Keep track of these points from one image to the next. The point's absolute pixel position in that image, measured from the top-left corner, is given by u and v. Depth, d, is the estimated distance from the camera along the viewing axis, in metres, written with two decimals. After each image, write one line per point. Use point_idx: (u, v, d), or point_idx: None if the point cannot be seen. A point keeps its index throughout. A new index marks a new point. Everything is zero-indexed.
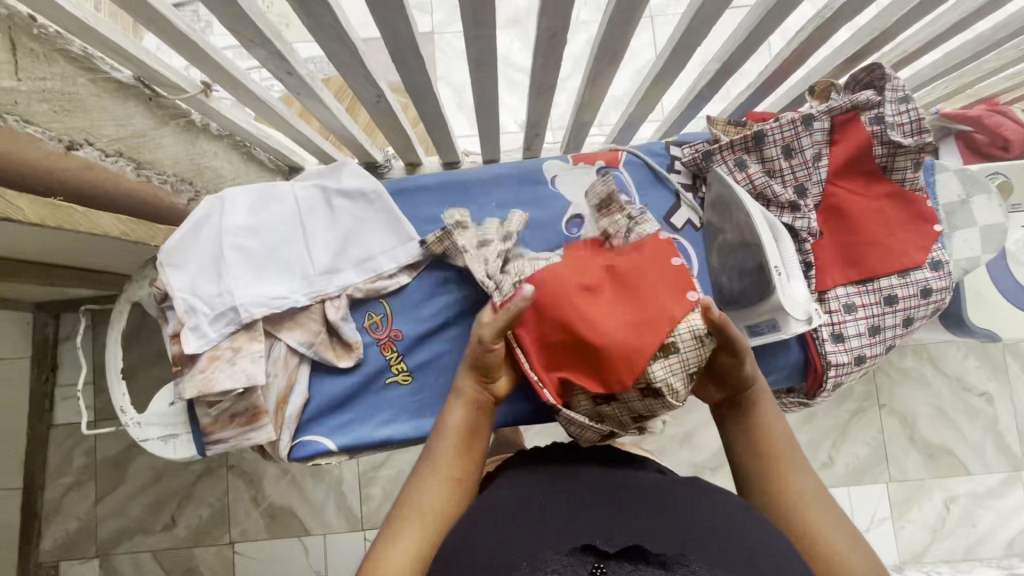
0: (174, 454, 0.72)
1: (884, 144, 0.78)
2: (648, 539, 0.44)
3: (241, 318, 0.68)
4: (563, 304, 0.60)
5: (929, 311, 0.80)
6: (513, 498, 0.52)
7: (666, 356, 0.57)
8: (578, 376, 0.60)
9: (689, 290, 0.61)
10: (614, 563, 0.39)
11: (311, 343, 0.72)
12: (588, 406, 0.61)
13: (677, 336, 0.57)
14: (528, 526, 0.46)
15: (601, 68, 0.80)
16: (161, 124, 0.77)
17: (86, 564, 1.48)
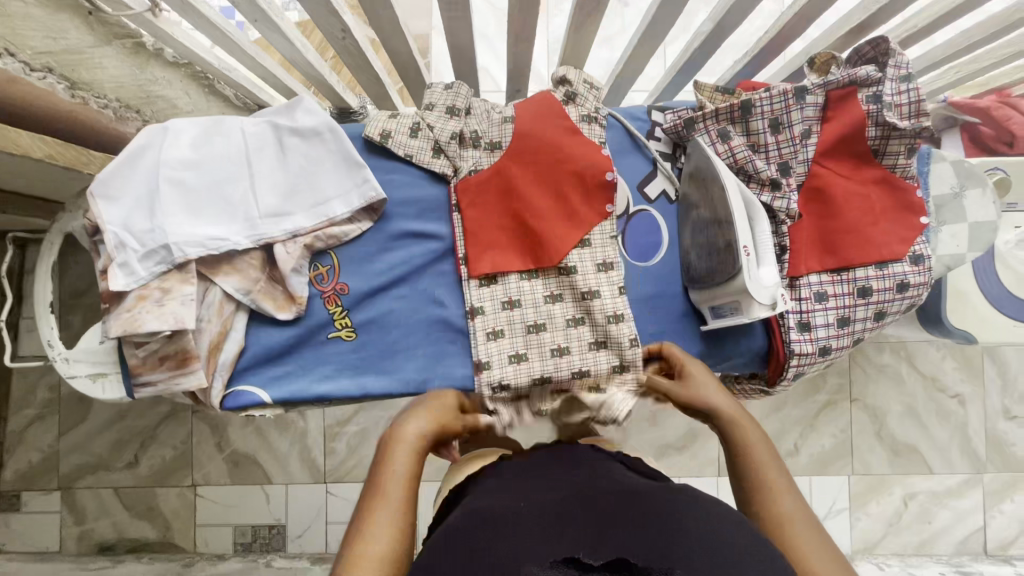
0: (103, 394, 0.69)
1: (878, 126, 0.73)
2: (635, 549, 0.41)
3: (174, 258, 0.64)
4: (519, 190, 0.73)
5: (903, 306, 0.77)
6: (496, 501, 0.48)
7: (583, 246, 0.73)
8: (516, 248, 0.73)
9: (609, 201, 0.74)
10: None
11: (249, 292, 0.68)
12: (517, 276, 0.73)
13: (593, 235, 0.74)
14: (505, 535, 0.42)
15: (584, 18, 0.74)
16: (102, 43, 0.72)
17: (48, 496, 1.49)
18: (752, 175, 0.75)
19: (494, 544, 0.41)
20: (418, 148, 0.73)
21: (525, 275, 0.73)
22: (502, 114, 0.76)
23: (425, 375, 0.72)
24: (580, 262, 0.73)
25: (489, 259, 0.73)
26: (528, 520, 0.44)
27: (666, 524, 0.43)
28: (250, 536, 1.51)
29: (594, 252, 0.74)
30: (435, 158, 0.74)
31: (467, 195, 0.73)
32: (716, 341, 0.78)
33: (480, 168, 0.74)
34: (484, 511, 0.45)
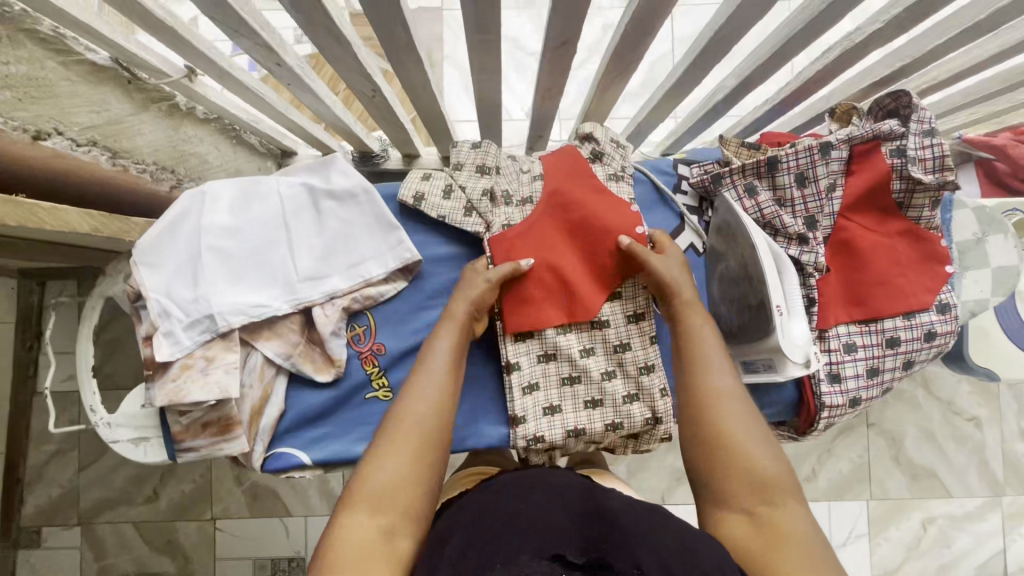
0: (144, 458, 0.70)
1: (903, 179, 0.74)
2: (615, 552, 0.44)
3: (218, 327, 0.65)
4: (549, 247, 0.74)
5: (930, 354, 0.78)
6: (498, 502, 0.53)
7: (616, 298, 0.75)
8: (551, 301, 0.73)
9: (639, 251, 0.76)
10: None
11: (289, 355, 0.69)
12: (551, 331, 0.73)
13: (624, 288, 0.75)
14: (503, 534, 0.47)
15: (611, 79, 0.75)
16: (141, 110, 0.74)
17: (69, 531, 1.49)
18: (779, 229, 0.76)
19: (492, 543, 0.46)
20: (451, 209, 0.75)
21: (560, 330, 0.74)
22: (532, 175, 0.78)
23: (462, 433, 0.75)
24: (611, 315, 0.75)
25: (523, 315, 0.72)
26: (522, 526, 0.48)
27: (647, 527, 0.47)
28: (269, 570, 1.51)
29: (626, 304, 0.76)
30: (467, 218, 0.75)
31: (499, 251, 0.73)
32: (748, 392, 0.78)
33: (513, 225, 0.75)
34: (479, 524, 0.50)
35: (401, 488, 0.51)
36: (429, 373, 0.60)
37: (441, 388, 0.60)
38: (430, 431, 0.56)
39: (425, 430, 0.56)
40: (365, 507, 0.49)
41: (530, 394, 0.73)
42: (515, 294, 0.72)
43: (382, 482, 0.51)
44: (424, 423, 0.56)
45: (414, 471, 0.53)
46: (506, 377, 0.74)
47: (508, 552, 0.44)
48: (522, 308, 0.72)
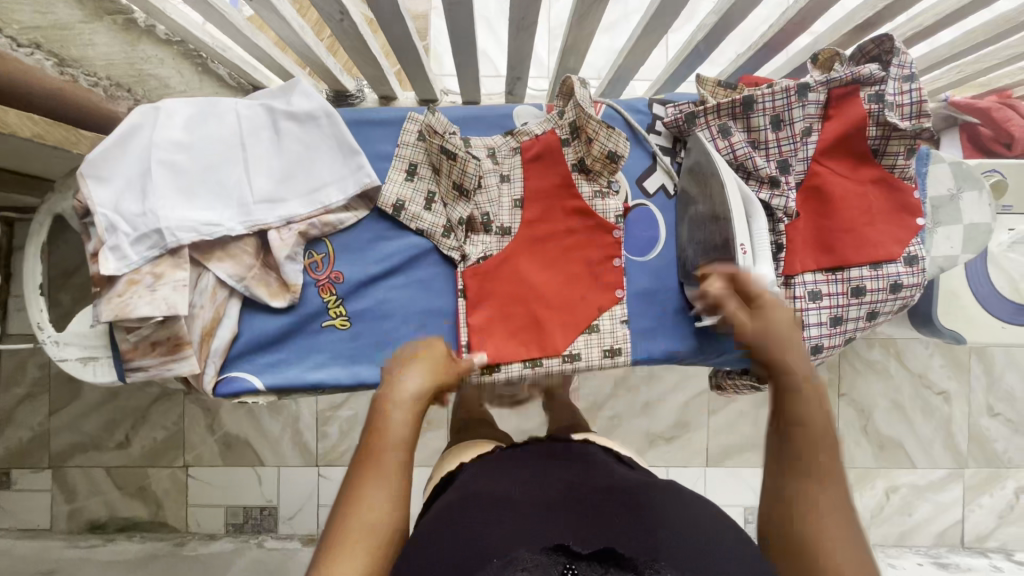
0: (93, 378, 0.69)
1: (879, 125, 0.73)
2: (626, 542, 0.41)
3: (166, 243, 0.63)
4: (522, 282, 0.72)
5: (895, 306, 0.77)
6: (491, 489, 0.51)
7: (589, 333, 0.73)
8: (520, 336, 0.72)
9: (618, 288, 0.74)
10: (584, 564, 0.38)
11: (242, 279, 0.67)
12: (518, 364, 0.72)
13: (600, 322, 0.73)
14: (495, 524, 0.44)
15: (587, 7, 0.72)
16: (92, 18, 0.70)
17: (39, 474, 1.49)
18: (751, 172, 0.75)
19: (492, 534, 0.42)
20: (423, 161, 0.73)
21: (526, 364, 0.72)
22: (510, 145, 0.74)
23: None
24: (584, 349, 0.73)
25: (488, 350, 0.71)
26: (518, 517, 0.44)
27: (650, 527, 0.43)
28: (241, 518, 1.52)
29: (602, 338, 0.73)
30: (427, 210, 0.72)
31: (472, 284, 0.71)
32: (712, 337, 0.78)
33: (490, 254, 0.72)
34: (466, 516, 0.45)
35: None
36: (381, 458, 0.49)
37: (398, 463, 0.49)
38: (392, 523, 0.46)
39: (385, 523, 0.46)
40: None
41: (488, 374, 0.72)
42: (485, 326, 0.71)
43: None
44: (383, 519, 0.46)
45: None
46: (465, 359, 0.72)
47: (503, 546, 0.41)
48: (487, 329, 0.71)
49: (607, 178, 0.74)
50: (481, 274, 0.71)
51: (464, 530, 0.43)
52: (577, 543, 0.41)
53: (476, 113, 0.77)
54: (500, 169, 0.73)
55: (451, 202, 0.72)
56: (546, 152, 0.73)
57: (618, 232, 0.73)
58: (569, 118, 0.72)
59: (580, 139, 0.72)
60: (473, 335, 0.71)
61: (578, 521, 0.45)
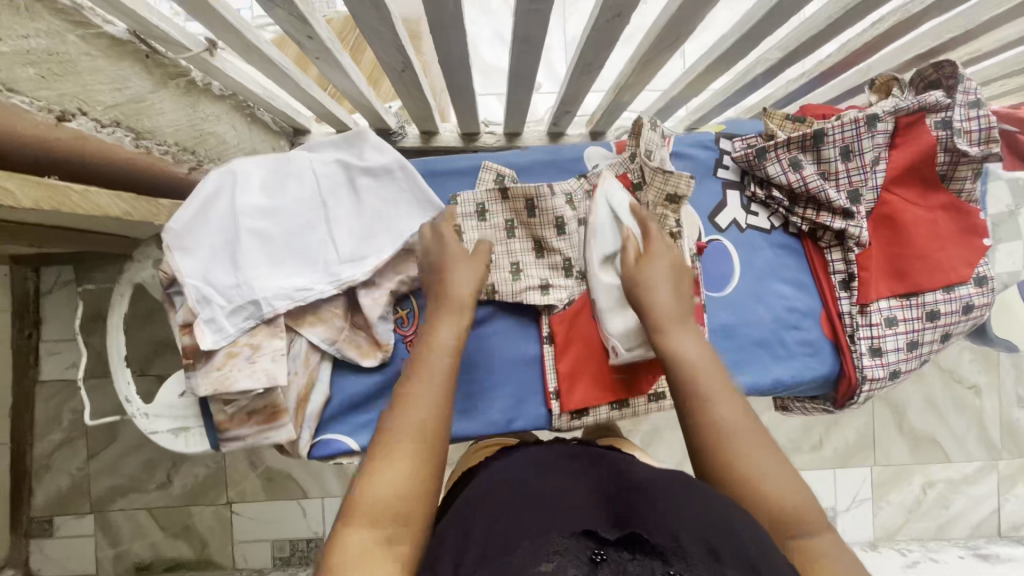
0: (186, 448, 0.68)
1: (948, 152, 0.74)
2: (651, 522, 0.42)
3: (262, 313, 0.63)
4: None
5: (967, 326, 0.79)
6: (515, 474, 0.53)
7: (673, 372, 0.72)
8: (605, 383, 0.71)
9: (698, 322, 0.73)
10: (612, 551, 0.39)
11: (334, 341, 0.67)
12: (606, 409, 0.72)
13: None
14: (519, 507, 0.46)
15: (657, 52, 0.73)
16: (160, 85, 0.70)
17: (81, 519, 1.44)
18: (823, 204, 0.75)
19: (518, 515, 0.44)
20: (497, 214, 0.73)
21: (614, 407, 0.72)
22: (585, 188, 0.73)
23: (510, 415, 0.72)
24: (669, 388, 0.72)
25: (575, 397, 0.71)
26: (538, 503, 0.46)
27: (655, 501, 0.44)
28: (288, 551, 1.50)
29: None
30: (489, 266, 0.71)
31: (557, 329, 0.72)
32: (792, 368, 0.78)
33: (573, 299, 0.72)
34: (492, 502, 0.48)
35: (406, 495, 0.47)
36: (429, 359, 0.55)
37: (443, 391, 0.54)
38: (433, 431, 0.51)
39: (428, 435, 0.51)
40: (362, 522, 0.45)
41: (576, 419, 0.72)
42: (573, 373, 0.71)
43: (382, 497, 0.47)
44: (426, 428, 0.51)
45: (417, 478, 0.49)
46: (552, 406, 0.72)
47: (537, 525, 0.42)
48: (574, 373, 0.71)
49: (674, 220, 0.70)
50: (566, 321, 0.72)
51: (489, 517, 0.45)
52: (607, 528, 0.42)
53: (542, 158, 0.77)
54: (579, 215, 0.72)
55: (528, 255, 0.73)
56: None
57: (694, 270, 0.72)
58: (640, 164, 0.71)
59: (647, 184, 0.70)
60: (562, 382, 0.71)
61: (601, 502, 0.46)
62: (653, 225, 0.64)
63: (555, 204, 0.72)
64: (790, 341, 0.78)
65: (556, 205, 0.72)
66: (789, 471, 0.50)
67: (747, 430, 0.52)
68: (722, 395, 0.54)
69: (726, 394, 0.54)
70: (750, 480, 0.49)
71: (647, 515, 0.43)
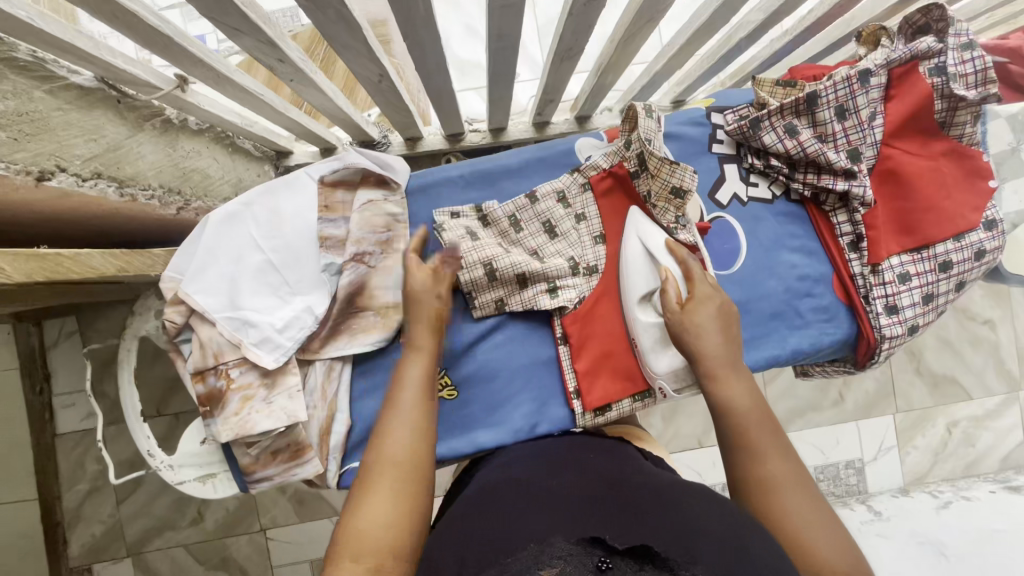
0: (215, 494, 0.68)
1: (945, 98, 0.72)
2: (658, 542, 0.41)
3: (249, 347, 0.61)
4: (615, 321, 0.71)
5: (980, 271, 0.77)
6: (532, 483, 0.54)
7: None
8: (622, 376, 0.71)
9: None
10: (620, 560, 0.38)
11: (352, 343, 0.67)
12: (628, 403, 0.71)
13: None
14: (533, 521, 0.45)
15: (636, 30, 0.71)
16: (135, 130, 0.68)
17: (119, 564, 1.44)
18: (823, 166, 0.73)
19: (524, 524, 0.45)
20: (487, 237, 0.71)
21: (637, 400, 0.71)
22: (578, 184, 0.72)
23: (533, 420, 0.71)
24: None
25: (596, 393, 0.70)
26: (553, 513, 0.46)
27: (664, 527, 0.43)
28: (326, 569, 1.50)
29: None
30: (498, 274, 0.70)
31: (569, 328, 0.71)
32: (810, 334, 0.77)
33: (584, 296, 0.70)
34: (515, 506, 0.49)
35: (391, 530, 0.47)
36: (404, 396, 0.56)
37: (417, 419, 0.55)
38: (412, 462, 0.52)
39: (408, 466, 0.51)
40: (349, 556, 0.45)
41: (600, 416, 0.70)
42: (591, 370, 0.71)
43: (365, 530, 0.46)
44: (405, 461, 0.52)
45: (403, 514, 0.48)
46: (575, 406, 0.71)
47: (540, 533, 0.43)
48: (591, 372, 0.71)
49: (674, 214, 0.68)
50: (578, 323, 0.70)
51: (500, 528, 0.45)
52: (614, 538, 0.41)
53: (534, 155, 0.75)
54: (574, 210, 0.72)
55: (533, 270, 0.69)
56: (617, 186, 0.72)
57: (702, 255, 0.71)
58: (635, 151, 0.69)
59: (648, 173, 0.67)
60: (582, 381, 0.70)
61: (614, 517, 0.46)
62: (695, 267, 0.62)
63: (545, 205, 0.71)
64: (805, 309, 0.77)
65: (547, 206, 0.72)
66: (817, 498, 0.50)
67: (795, 483, 0.51)
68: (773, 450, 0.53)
69: (776, 448, 0.53)
70: (795, 537, 0.48)
71: (652, 532, 0.43)
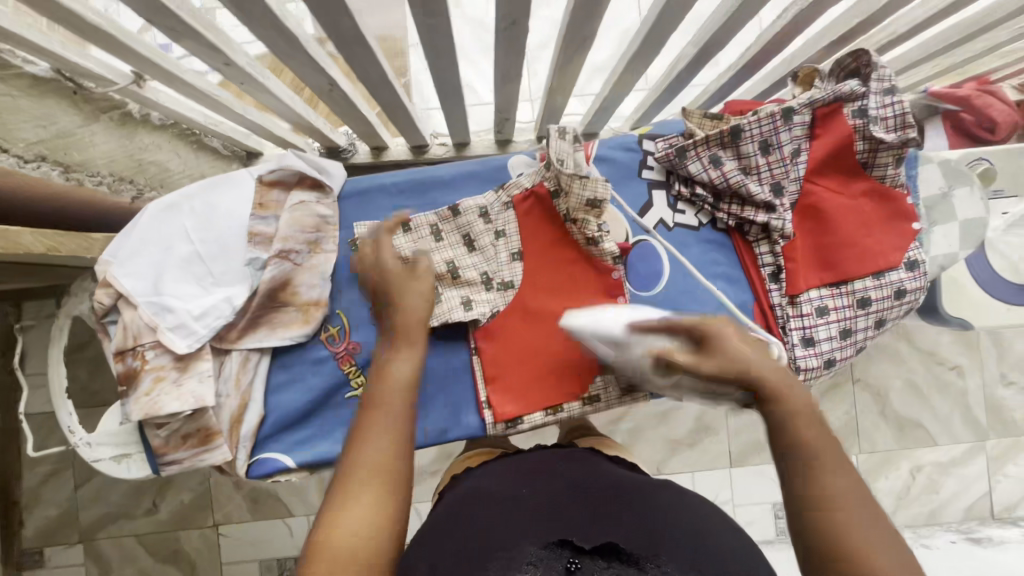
0: (128, 475, 0.70)
1: (866, 140, 0.74)
2: (625, 538, 0.46)
3: (165, 334, 0.63)
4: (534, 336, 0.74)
5: (902, 311, 0.78)
6: (507, 485, 0.57)
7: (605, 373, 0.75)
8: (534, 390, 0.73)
9: None
10: (587, 559, 0.43)
11: (271, 335, 0.69)
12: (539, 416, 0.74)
13: None
14: (513, 526, 0.49)
15: (570, 55, 0.73)
16: (90, 120, 0.72)
17: (72, 549, 1.45)
18: (747, 199, 0.76)
19: (499, 531, 0.49)
20: (402, 246, 0.72)
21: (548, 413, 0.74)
22: (501, 202, 0.74)
23: (445, 425, 0.74)
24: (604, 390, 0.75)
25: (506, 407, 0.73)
26: (537, 522, 0.50)
27: (632, 526, 0.48)
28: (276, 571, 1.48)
29: None
30: None
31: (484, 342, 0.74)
32: None
33: (497, 311, 0.74)
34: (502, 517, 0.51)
35: (370, 534, 0.48)
36: (389, 398, 0.55)
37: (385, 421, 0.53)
38: (393, 469, 0.51)
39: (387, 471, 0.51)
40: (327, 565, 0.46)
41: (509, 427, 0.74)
42: (505, 383, 0.73)
43: (348, 534, 0.47)
44: (381, 468, 0.51)
45: (385, 520, 0.49)
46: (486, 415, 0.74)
47: (513, 541, 0.47)
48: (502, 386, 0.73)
49: (596, 225, 0.72)
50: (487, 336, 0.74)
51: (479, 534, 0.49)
52: (582, 538, 0.46)
53: (468, 169, 0.78)
54: (495, 227, 0.74)
55: (446, 282, 0.73)
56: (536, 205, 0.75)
57: (618, 273, 0.75)
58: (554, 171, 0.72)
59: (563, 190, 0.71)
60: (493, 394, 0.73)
61: (588, 518, 0.50)
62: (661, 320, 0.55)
63: (469, 220, 0.74)
64: None
65: (470, 221, 0.74)
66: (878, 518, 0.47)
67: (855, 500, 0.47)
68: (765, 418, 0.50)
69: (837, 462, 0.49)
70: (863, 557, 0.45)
71: (620, 531, 0.47)
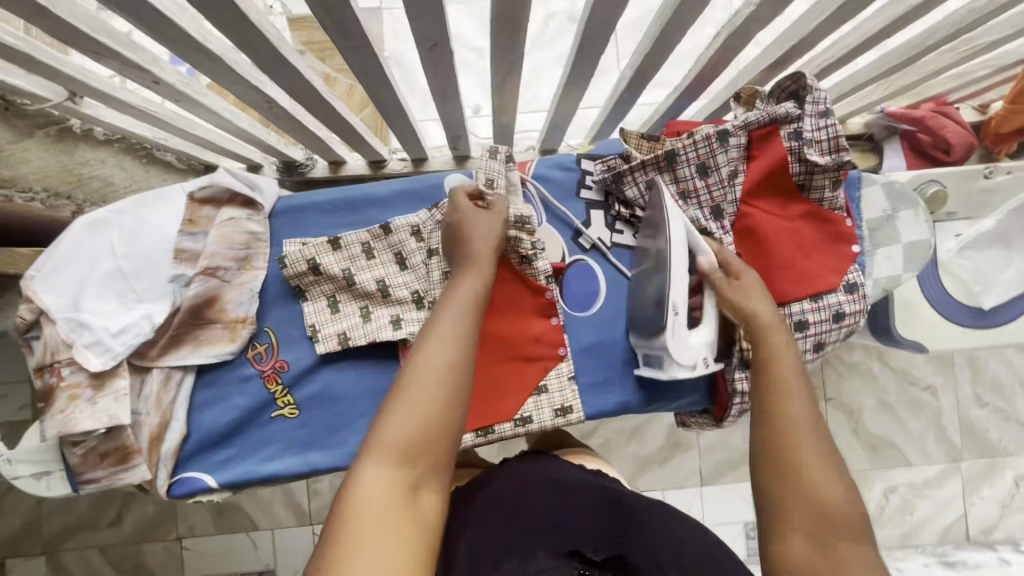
0: (48, 492, 0.69)
1: (802, 162, 0.74)
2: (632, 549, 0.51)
3: (83, 351, 0.63)
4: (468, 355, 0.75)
5: (842, 334, 0.77)
6: (518, 491, 0.60)
7: (539, 394, 0.75)
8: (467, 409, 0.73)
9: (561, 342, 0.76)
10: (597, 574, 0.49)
11: (196, 347, 0.70)
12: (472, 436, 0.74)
13: (548, 381, 0.75)
14: (530, 531, 0.53)
15: (503, 75, 0.73)
16: (24, 136, 0.72)
17: (32, 561, 1.43)
18: None
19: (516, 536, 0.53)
20: (331, 265, 0.73)
21: (478, 434, 0.74)
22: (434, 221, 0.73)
23: None
24: (536, 412, 0.75)
25: None
26: (548, 527, 0.54)
27: (634, 540, 0.53)
28: None
29: (551, 399, 0.75)
30: (352, 293, 0.73)
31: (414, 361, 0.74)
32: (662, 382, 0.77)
33: None
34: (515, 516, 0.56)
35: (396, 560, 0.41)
36: (411, 395, 0.50)
37: (441, 394, 0.50)
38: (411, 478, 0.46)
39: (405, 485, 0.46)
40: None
41: None
42: None
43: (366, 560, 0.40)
44: (399, 485, 0.45)
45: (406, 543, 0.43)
46: None
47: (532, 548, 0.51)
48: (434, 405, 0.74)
49: (530, 241, 0.73)
50: None
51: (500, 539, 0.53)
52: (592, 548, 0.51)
53: (403, 186, 0.77)
54: (427, 245, 0.73)
55: (376, 302, 0.73)
56: None
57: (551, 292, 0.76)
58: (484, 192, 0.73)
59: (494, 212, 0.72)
60: None
61: (595, 525, 0.55)
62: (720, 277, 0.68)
63: (400, 238, 0.74)
64: None
65: (402, 240, 0.74)
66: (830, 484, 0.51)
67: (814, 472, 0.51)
68: (784, 397, 0.56)
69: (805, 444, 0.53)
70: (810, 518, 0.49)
71: (624, 542, 0.53)
